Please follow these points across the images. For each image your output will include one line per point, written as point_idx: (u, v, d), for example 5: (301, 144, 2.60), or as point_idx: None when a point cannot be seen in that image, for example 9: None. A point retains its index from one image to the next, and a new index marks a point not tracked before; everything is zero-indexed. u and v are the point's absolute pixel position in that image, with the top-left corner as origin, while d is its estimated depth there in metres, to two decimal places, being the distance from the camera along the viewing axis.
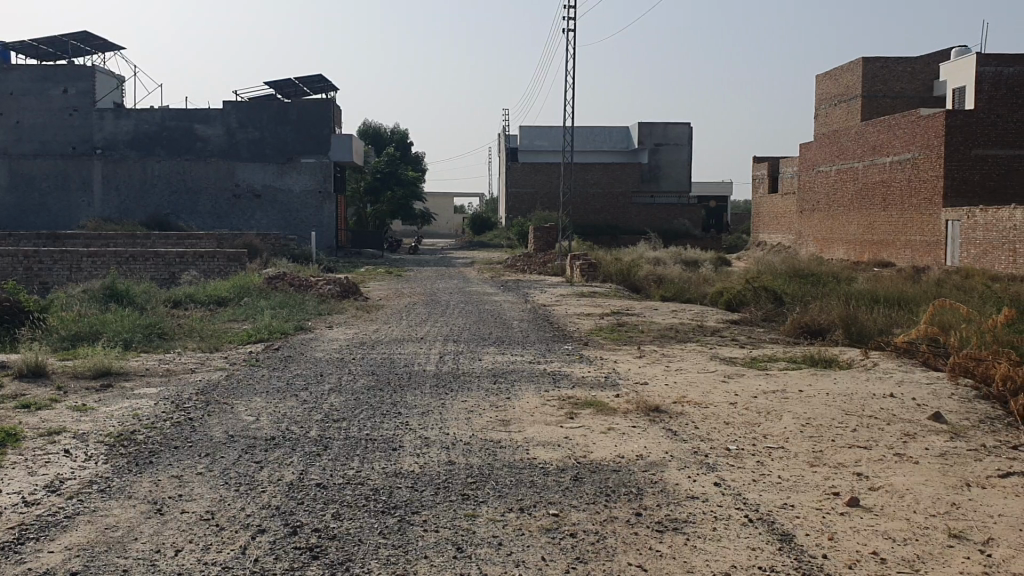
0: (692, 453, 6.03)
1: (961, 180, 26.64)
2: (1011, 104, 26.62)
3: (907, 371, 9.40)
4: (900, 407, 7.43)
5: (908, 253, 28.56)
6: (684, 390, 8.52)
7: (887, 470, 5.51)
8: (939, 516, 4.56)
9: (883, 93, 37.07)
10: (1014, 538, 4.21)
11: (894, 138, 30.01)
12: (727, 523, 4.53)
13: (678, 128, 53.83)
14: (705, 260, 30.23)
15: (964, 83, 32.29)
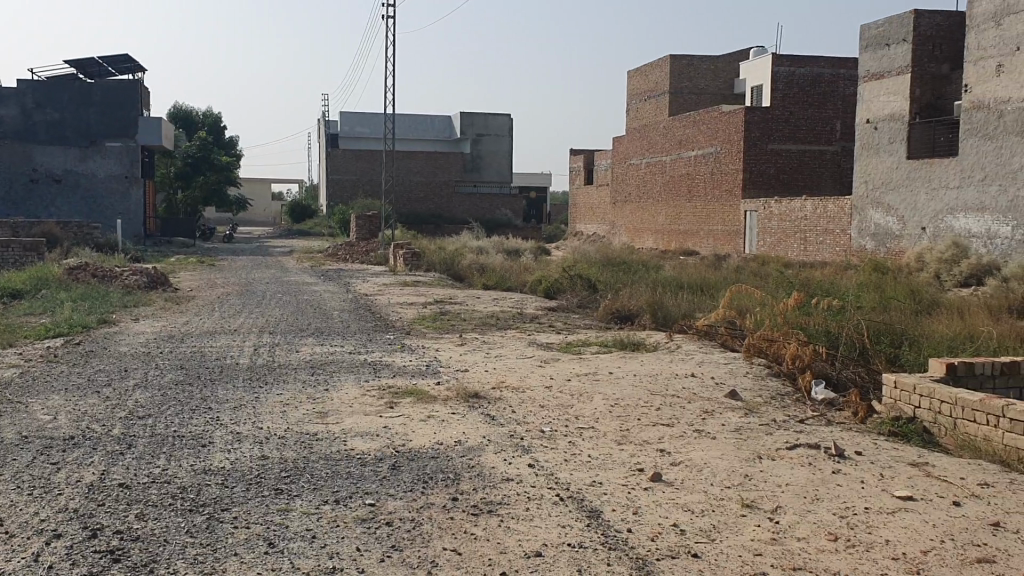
0: (508, 436, 6.15)
1: (758, 172, 28.35)
2: (802, 102, 28.51)
3: (707, 352, 9.96)
4: (701, 386, 7.88)
5: (711, 242, 30.23)
6: (500, 376, 8.67)
7: (687, 446, 5.82)
8: (734, 488, 4.86)
9: (688, 89, 38.85)
10: (799, 505, 4.55)
11: (699, 133, 31.54)
12: (540, 503, 4.65)
13: (498, 119, 54.49)
14: (526, 249, 30.81)
15: (761, 81, 34.36)
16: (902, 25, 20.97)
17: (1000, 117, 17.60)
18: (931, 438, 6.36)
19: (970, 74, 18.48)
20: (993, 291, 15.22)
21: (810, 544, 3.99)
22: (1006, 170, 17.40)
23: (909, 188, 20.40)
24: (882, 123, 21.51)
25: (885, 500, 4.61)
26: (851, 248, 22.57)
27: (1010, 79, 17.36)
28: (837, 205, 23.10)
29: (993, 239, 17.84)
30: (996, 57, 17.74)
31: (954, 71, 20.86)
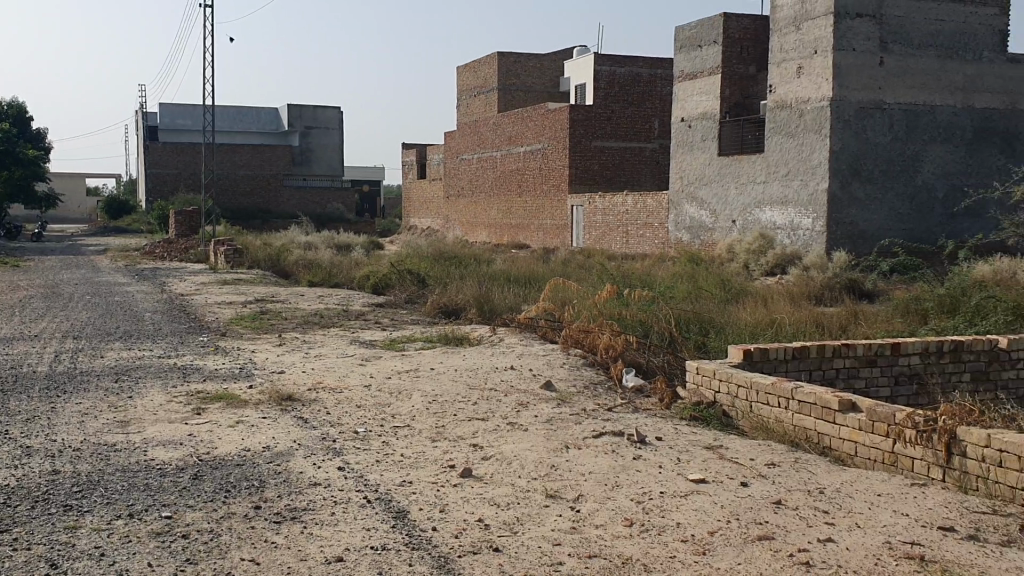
0: (320, 439, 6.04)
1: (582, 168, 29.00)
2: (623, 101, 29.51)
3: (528, 344, 10.13)
4: (518, 378, 8.02)
5: (540, 235, 30.79)
6: (318, 376, 8.50)
7: (500, 439, 5.89)
8: (540, 479, 4.96)
9: (516, 86, 39.36)
10: (600, 493, 4.69)
11: (526, 129, 32.03)
12: (346, 506, 4.58)
13: (327, 112, 53.44)
14: (356, 244, 30.38)
15: (585, 80, 35.27)
16: (712, 27, 21.98)
17: (801, 115, 18.76)
18: (729, 421, 6.71)
19: (774, 76, 19.59)
20: (797, 278, 16.22)
21: (607, 531, 4.12)
22: (807, 165, 18.58)
23: (720, 183, 21.43)
24: (696, 121, 22.50)
25: (680, 483, 4.82)
26: (669, 241, 23.49)
27: (809, 80, 18.52)
28: (656, 200, 24.01)
29: (796, 230, 18.98)
30: (797, 59, 18.88)
31: (760, 72, 22.03)
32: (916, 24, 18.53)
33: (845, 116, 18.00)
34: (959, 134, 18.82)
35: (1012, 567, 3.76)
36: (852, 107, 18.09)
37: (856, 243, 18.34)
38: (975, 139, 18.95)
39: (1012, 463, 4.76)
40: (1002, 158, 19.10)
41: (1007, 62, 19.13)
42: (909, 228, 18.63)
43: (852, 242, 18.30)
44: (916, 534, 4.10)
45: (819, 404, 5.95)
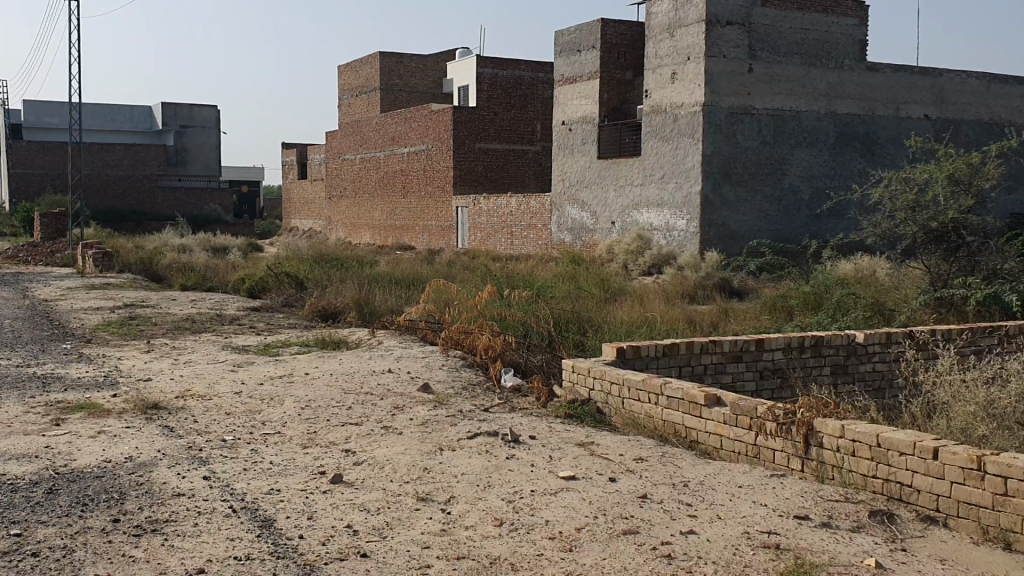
0: (186, 448, 5.86)
1: (466, 169, 28.97)
2: (505, 103, 29.72)
3: (407, 346, 10.07)
4: (394, 381, 7.96)
5: (424, 236, 30.69)
6: (187, 384, 8.22)
7: (372, 443, 5.84)
8: (412, 483, 4.93)
9: (398, 87, 39.08)
10: (471, 493, 4.70)
11: (409, 130, 31.86)
12: (210, 516, 4.45)
13: (203, 111, 51.93)
14: (233, 246, 29.58)
15: (468, 82, 35.34)
16: (590, 32, 22.28)
17: (675, 120, 19.26)
18: (602, 418, 6.82)
19: (649, 81, 20.04)
20: (672, 278, 16.65)
21: (476, 532, 4.13)
22: (681, 168, 19.09)
23: (600, 185, 21.81)
24: (576, 125, 22.82)
25: (551, 481, 4.88)
26: (551, 242, 23.75)
27: (683, 86, 19.03)
28: (539, 201, 24.25)
29: (672, 231, 19.48)
30: (671, 65, 19.37)
31: (637, 77, 22.47)
32: (782, 33, 19.26)
33: (716, 121, 18.57)
34: (822, 139, 19.68)
35: (860, 552, 3.96)
36: (723, 112, 18.68)
37: (728, 244, 18.95)
38: (837, 144, 19.85)
39: (863, 452, 5.01)
40: (861, 161, 20.06)
41: (866, 71, 20.08)
42: (777, 228, 19.37)
43: (723, 242, 18.90)
44: (773, 523, 4.27)
45: (687, 399, 6.12)
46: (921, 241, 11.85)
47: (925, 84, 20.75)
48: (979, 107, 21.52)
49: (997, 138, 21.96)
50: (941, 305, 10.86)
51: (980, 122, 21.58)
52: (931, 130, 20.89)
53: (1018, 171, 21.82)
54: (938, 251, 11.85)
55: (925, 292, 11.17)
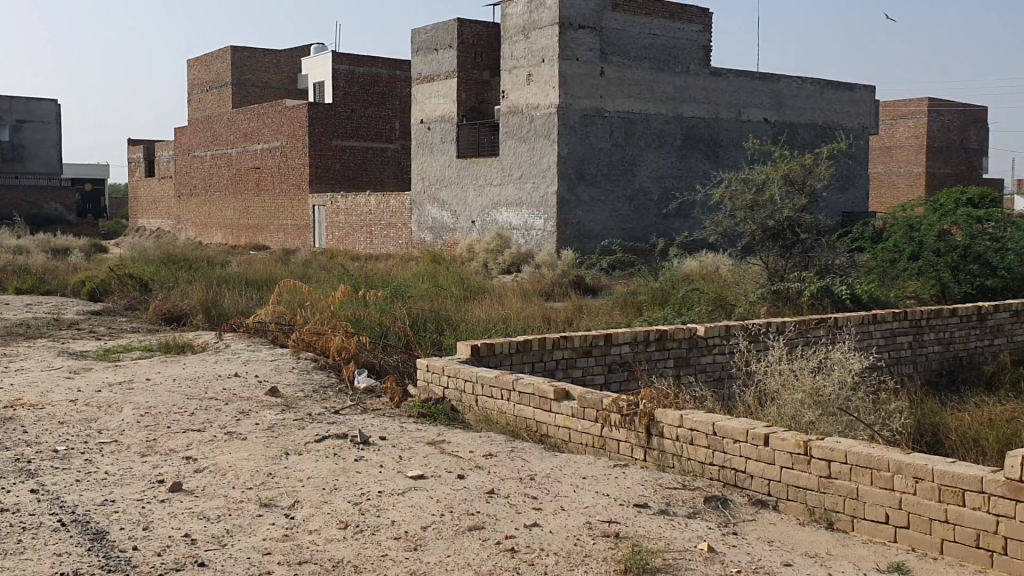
0: (13, 461, 5.54)
1: (323, 167, 28.49)
2: (362, 100, 29.45)
3: (256, 349, 9.80)
4: (242, 386, 7.74)
5: (279, 235, 29.99)
6: (16, 393, 7.76)
7: (216, 450, 5.68)
8: (255, 488, 4.82)
9: (251, 82, 38.07)
10: (317, 497, 4.64)
11: (263, 126, 31.07)
12: (36, 532, 4.23)
13: (42, 104, 49.18)
14: (74, 246, 28.11)
15: (323, 78, 34.78)
16: (447, 31, 22.28)
17: (531, 120, 19.51)
18: (455, 416, 6.84)
19: (505, 82, 20.20)
20: (529, 277, 16.84)
21: (320, 536, 4.09)
22: (538, 168, 19.36)
23: (459, 185, 21.88)
24: (433, 123, 22.74)
25: (399, 481, 4.87)
26: (410, 240, 23.65)
27: (537, 87, 19.29)
28: (397, 200, 24.10)
29: (529, 230, 19.72)
30: (526, 67, 19.60)
31: (493, 77, 22.63)
32: (631, 38, 19.80)
33: (570, 122, 18.91)
34: (671, 141, 20.38)
35: (693, 537, 4.12)
36: (577, 114, 19.04)
37: (583, 242, 19.33)
38: (683, 145, 20.60)
39: (701, 440, 5.22)
40: (706, 162, 20.91)
41: (711, 76, 20.91)
42: (629, 227, 19.92)
43: (578, 241, 19.27)
44: (614, 513, 4.39)
45: (537, 394, 6.21)
46: (760, 238, 12.47)
47: (763, 89, 21.80)
48: (813, 111, 22.76)
49: (830, 141, 23.28)
50: (779, 299, 11.44)
51: (814, 126, 22.82)
52: (770, 133, 21.95)
53: (848, 172, 23.21)
54: (775, 248, 12.50)
55: (763, 287, 11.74)
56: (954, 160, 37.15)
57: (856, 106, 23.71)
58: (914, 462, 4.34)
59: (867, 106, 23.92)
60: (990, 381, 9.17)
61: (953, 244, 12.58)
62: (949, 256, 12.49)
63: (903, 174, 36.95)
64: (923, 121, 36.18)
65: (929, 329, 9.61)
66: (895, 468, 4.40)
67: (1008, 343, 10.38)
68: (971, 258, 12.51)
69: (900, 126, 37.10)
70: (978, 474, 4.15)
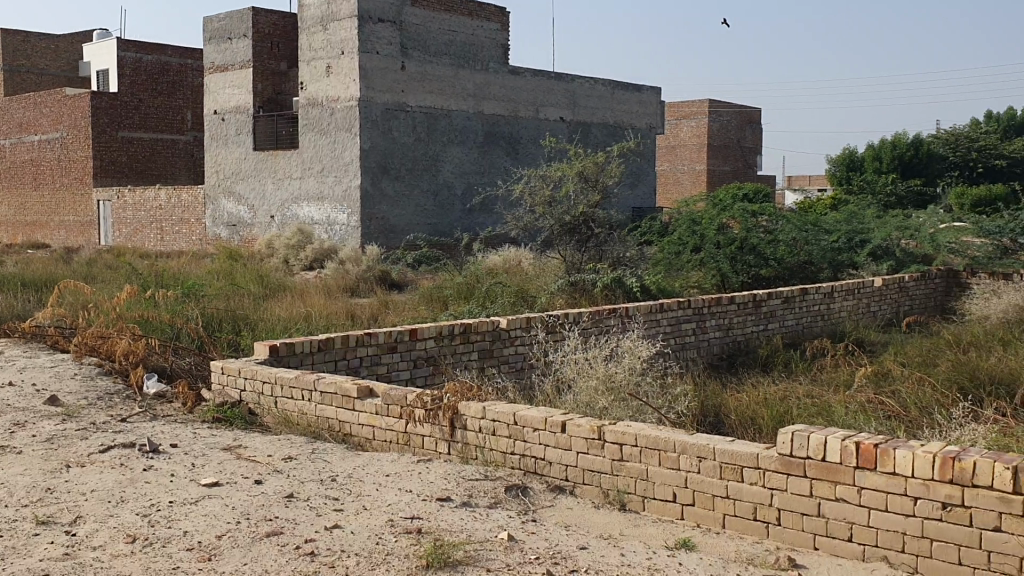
0: None
1: (108, 160, 26.92)
2: (150, 89, 27.92)
3: (33, 356, 9.09)
4: (16, 396, 7.17)
5: (61, 233, 28.01)
6: None
7: None
8: (31, 506, 4.49)
9: (26, 68, 35.29)
10: (101, 512, 4.37)
11: (40, 116, 28.91)
12: None
13: None
14: None
15: (107, 66, 32.79)
16: (241, 20, 21.42)
17: (331, 113, 19.17)
18: (253, 418, 6.64)
19: (303, 74, 19.72)
20: (333, 273, 16.53)
21: (105, 552, 3.86)
22: (339, 162, 19.05)
23: (257, 179, 21.19)
24: (229, 114, 21.80)
25: (191, 490, 4.68)
26: (205, 237, 22.69)
27: (337, 80, 18.96)
28: (190, 195, 23.05)
29: (332, 225, 19.38)
30: (325, 59, 19.21)
31: (291, 68, 22.04)
32: (431, 34, 19.83)
33: (372, 116, 18.71)
34: (471, 137, 20.61)
35: (494, 527, 4.20)
36: (379, 108, 18.86)
37: (387, 237, 19.20)
38: (483, 142, 20.89)
39: (502, 431, 5.32)
40: (505, 158, 21.31)
41: (508, 74, 21.32)
42: (433, 222, 19.98)
43: (383, 236, 19.12)
44: (417, 509, 4.40)
45: (339, 393, 6.13)
46: (558, 233, 12.86)
47: (559, 88, 22.47)
48: (605, 111, 23.67)
49: (621, 140, 24.30)
50: (576, 291, 11.79)
51: (606, 125, 23.74)
52: (565, 131, 22.66)
53: (637, 169, 24.31)
54: (571, 242, 12.94)
55: (561, 279, 12.05)
56: (732, 158, 39.68)
57: (644, 107, 24.85)
58: (697, 442, 4.61)
59: (653, 107, 25.13)
60: (765, 362, 9.86)
61: (731, 238, 13.36)
62: (728, 248, 13.26)
63: (687, 171, 39.10)
64: (704, 122, 38.43)
65: (711, 316, 10.22)
66: (681, 449, 4.65)
67: (780, 327, 11.20)
68: (747, 250, 13.40)
69: (683, 126, 39.20)
70: (754, 451, 4.46)
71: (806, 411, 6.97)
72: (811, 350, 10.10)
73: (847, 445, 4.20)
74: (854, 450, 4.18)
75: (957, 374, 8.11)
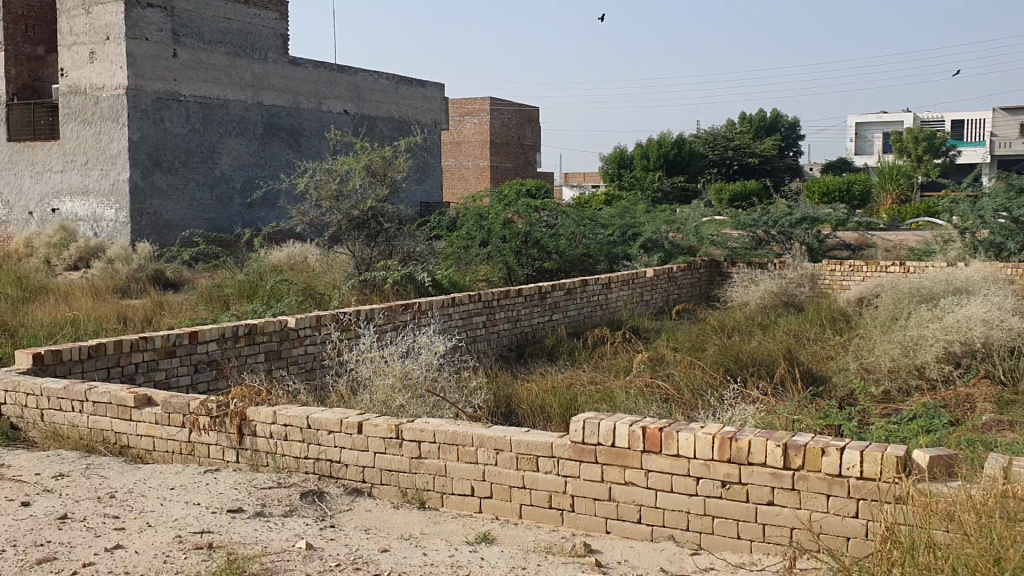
0: None
1: None
2: None
3: None
4: None
5: None
6: None
7: None
8: None
9: None
10: None
11: None
12: None
13: None
14: None
15: None
16: None
17: (97, 103, 17.92)
18: (17, 434, 6.09)
19: (64, 59, 18.34)
20: (100, 272, 15.42)
21: None
22: (106, 154, 17.86)
23: (12, 172, 19.52)
24: None
25: None
26: None
27: (102, 66, 17.73)
28: None
29: (98, 222, 18.14)
30: (88, 44, 17.89)
31: (50, 53, 20.40)
32: (205, 21, 18.95)
33: (142, 105, 17.63)
34: (251, 129, 19.91)
35: (291, 536, 4.06)
36: (149, 97, 17.81)
37: (161, 234, 18.21)
38: (264, 134, 20.25)
39: (294, 435, 5.17)
40: (286, 151, 20.77)
41: (288, 65, 20.77)
42: (211, 217, 19.15)
43: (156, 233, 18.12)
44: (206, 522, 4.19)
45: (114, 403, 5.72)
46: (346, 228, 12.67)
47: (342, 81, 22.14)
48: (388, 105, 23.55)
49: (406, 135, 24.28)
50: (365, 287, 11.63)
51: (391, 119, 23.67)
52: (349, 125, 22.36)
53: (423, 164, 24.37)
54: (360, 237, 12.79)
55: (349, 276, 11.86)
56: (513, 155, 40.58)
57: (428, 102, 24.92)
58: (495, 435, 4.67)
59: (436, 102, 25.23)
60: (551, 352, 10.14)
61: (516, 231, 13.68)
62: (514, 242, 13.58)
63: (471, 167, 39.65)
64: (486, 119, 39.05)
65: (500, 309, 10.39)
66: (478, 443, 4.69)
67: (564, 318, 11.56)
68: (531, 244, 13.78)
69: (466, 122, 39.63)
70: (548, 441, 4.56)
71: (591, 398, 7.20)
72: (593, 338, 10.49)
73: (635, 430, 4.38)
74: (641, 435, 4.36)
75: (725, 357, 8.67)
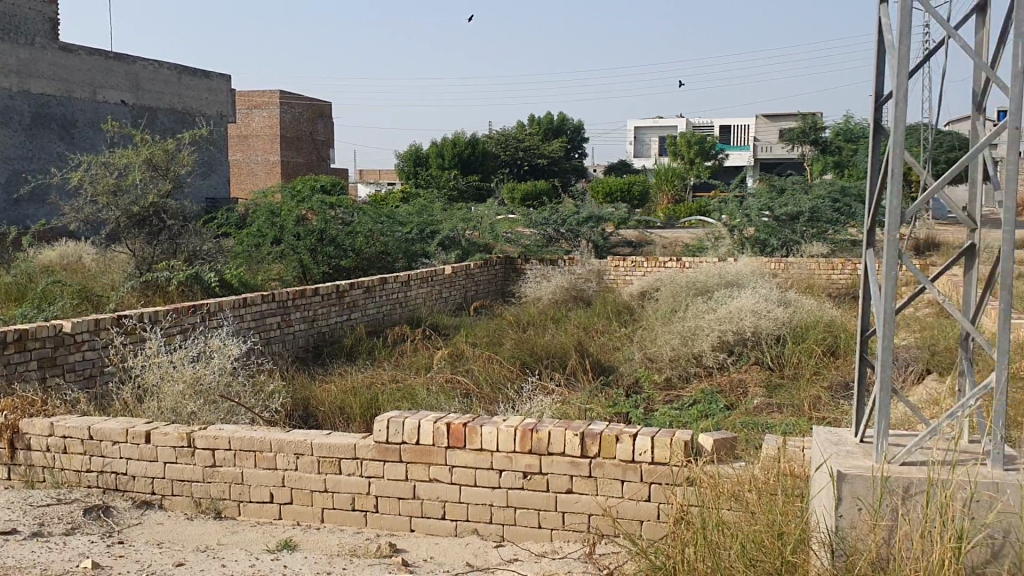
0: None
1: None
2: None
3: None
4: None
5: None
6: None
7: None
8: None
9: None
10: None
11: None
12: None
13: None
14: None
15: None
16: None
17: None
18: None
19: None
20: None
21: None
22: None
23: None
24: None
25: None
26: None
27: None
28: None
29: None
30: None
31: None
32: None
33: None
34: (16, 118, 18.40)
35: (74, 557, 3.79)
36: None
37: None
38: (31, 125, 18.78)
39: (75, 448, 4.82)
40: (57, 143, 19.36)
41: (58, 51, 19.33)
42: None
43: None
44: None
45: None
46: (124, 226, 11.91)
47: (118, 70, 20.89)
48: (170, 96, 22.43)
49: (189, 127, 23.19)
50: (146, 288, 11.02)
51: (172, 111, 22.55)
52: (127, 116, 21.12)
53: (209, 158, 23.38)
54: (141, 235, 12.08)
55: (129, 276, 11.21)
56: (304, 151, 39.72)
57: (213, 94, 23.93)
58: (294, 439, 4.54)
59: (222, 94, 24.28)
60: (350, 352, 10.00)
61: (310, 229, 13.36)
62: (308, 240, 13.25)
63: (260, 163, 38.52)
64: (276, 113, 37.98)
65: (295, 309, 10.13)
66: (276, 447, 4.55)
67: (362, 317, 11.44)
68: (326, 241, 13.51)
69: (254, 115, 38.36)
70: (350, 443, 4.49)
71: (392, 396, 7.15)
72: (392, 337, 10.43)
73: (438, 427, 4.38)
74: (444, 431, 4.37)
75: (520, 351, 8.84)
